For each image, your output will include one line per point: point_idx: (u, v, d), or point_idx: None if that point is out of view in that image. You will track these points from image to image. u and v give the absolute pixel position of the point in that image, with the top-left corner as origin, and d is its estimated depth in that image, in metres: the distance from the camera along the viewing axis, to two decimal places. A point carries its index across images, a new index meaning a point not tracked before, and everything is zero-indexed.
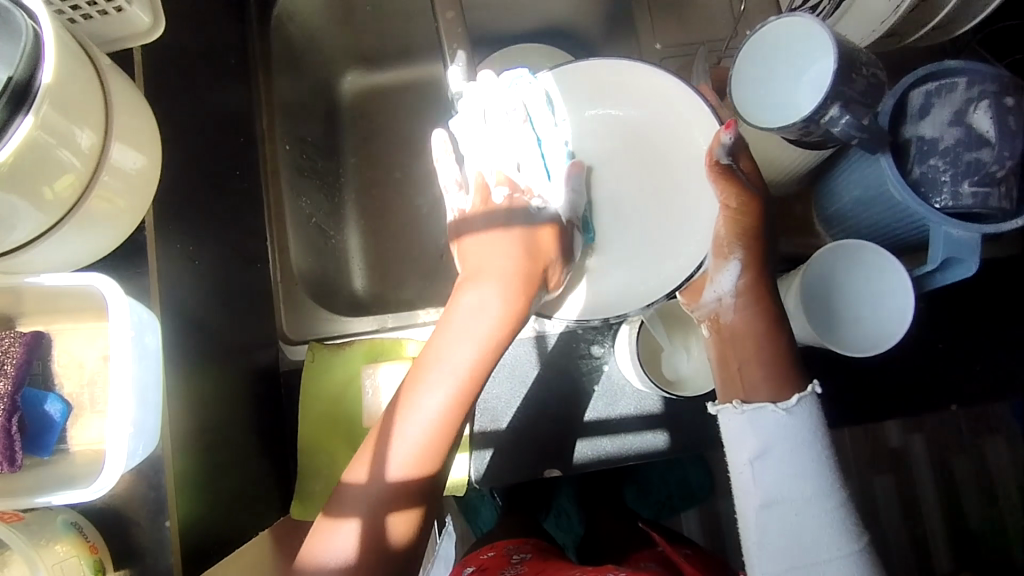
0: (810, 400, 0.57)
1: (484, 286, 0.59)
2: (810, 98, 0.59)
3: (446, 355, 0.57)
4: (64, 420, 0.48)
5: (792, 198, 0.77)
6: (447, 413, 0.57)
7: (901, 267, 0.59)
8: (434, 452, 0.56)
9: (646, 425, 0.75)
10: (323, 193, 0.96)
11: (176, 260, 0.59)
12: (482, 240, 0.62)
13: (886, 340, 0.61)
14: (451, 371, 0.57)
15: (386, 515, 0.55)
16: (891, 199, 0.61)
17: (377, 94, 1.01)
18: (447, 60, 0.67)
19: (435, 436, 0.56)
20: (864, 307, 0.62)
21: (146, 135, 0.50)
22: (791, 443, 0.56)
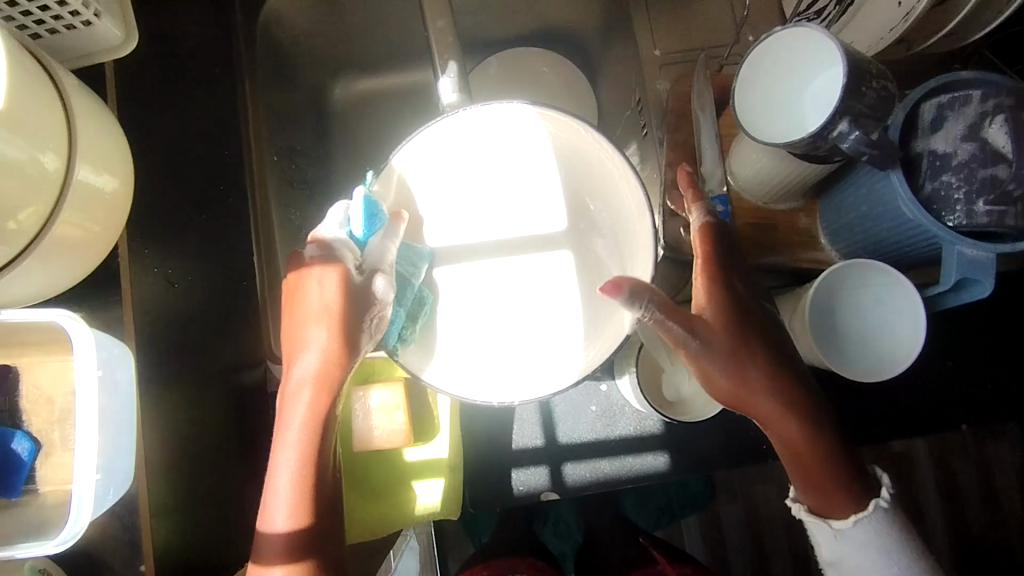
0: (881, 518, 0.55)
1: (292, 355, 0.55)
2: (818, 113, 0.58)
3: (321, 415, 0.54)
4: (31, 460, 0.46)
5: (797, 210, 0.74)
6: (299, 465, 0.53)
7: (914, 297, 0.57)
8: (301, 505, 0.54)
9: (646, 446, 0.73)
10: (314, 203, 0.93)
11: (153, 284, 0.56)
12: (320, 292, 0.55)
13: (898, 366, 0.59)
14: (297, 419, 0.54)
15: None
16: (902, 215, 0.59)
17: (369, 101, 0.99)
18: (437, 71, 0.64)
19: (297, 491, 0.53)
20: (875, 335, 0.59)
21: (117, 157, 0.47)
22: (866, 560, 0.56)
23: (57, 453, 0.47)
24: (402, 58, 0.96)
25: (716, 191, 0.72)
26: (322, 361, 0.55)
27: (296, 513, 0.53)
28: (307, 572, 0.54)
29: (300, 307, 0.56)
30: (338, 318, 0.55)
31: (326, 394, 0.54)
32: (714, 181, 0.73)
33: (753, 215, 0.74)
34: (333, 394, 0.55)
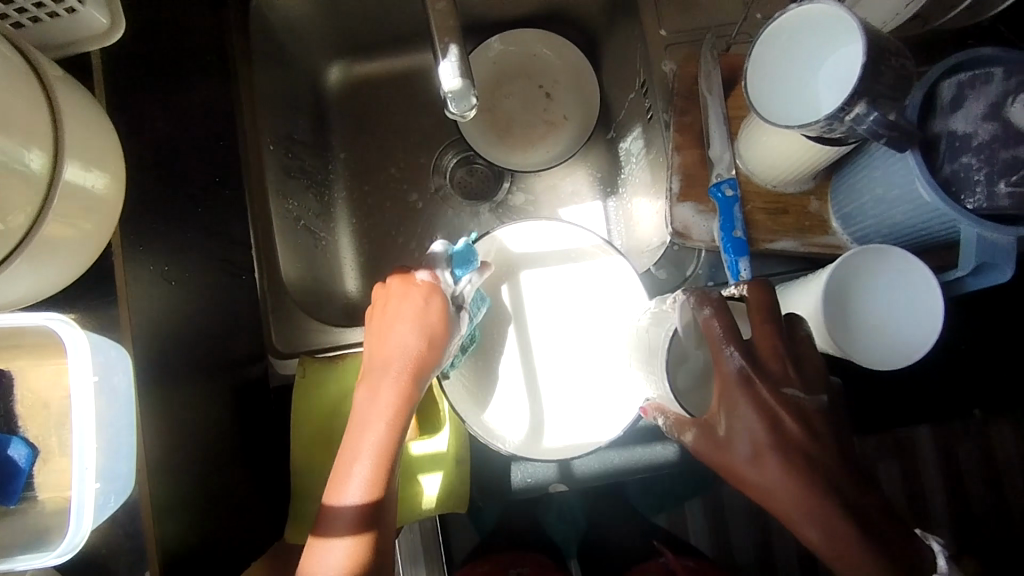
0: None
1: (395, 342, 0.62)
2: (834, 97, 0.56)
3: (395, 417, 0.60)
4: (29, 466, 0.45)
5: (809, 193, 0.72)
6: (386, 442, 0.59)
7: (929, 284, 0.56)
8: (378, 480, 0.58)
9: (656, 437, 0.72)
10: (312, 193, 0.92)
11: (149, 282, 0.54)
12: (418, 292, 0.63)
13: (907, 355, 0.57)
14: (381, 407, 0.60)
15: (346, 545, 0.57)
16: (919, 198, 0.57)
17: (366, 87, 0.96)
18: (439, 55, 0.62)
19: (376, 464, 0.58)
20: (885, 326, 0.57)
21: (108, 150, 0.45)
22: None
23: (55, 458, 0.46)
24: (399, 42, 0.94)
25: (723, 176, 0.72)
26: (404, 375, 0.61)
27: (360, 511, 0.57)
28: (366, 547, 0.57)
29: (388, 325, 0.63)
30: (427, 338, 0.62)
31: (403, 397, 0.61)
32: (722, 166, 0.73)
33: (762, 200, 0.72)
34: (407, 397, 0.61)
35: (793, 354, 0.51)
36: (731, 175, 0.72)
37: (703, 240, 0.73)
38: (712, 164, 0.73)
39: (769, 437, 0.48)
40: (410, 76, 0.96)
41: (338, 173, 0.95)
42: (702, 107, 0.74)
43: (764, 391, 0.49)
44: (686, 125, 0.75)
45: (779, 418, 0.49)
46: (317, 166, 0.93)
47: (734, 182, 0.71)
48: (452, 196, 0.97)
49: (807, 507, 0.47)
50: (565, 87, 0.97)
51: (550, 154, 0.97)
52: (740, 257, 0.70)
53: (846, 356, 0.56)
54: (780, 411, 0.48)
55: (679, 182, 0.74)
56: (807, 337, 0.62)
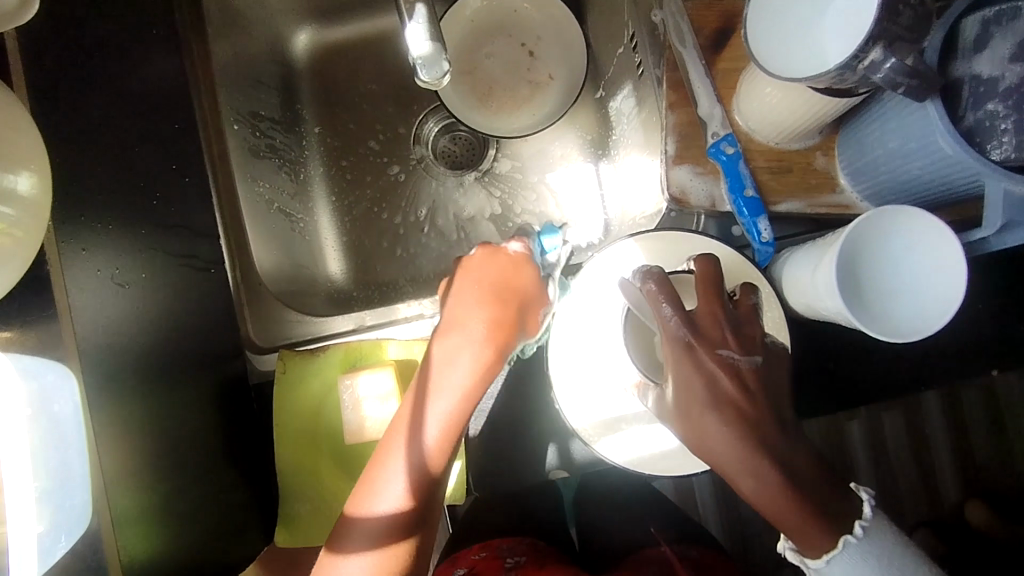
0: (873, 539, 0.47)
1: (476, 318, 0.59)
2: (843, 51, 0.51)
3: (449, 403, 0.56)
4: None
5: (813, 148, 0.67)
6: (455, 412, 0.57)
7: (945, 257, 0.51)
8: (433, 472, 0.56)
9: None
10: (285, 171, 0.86)
11: (91, 289, 0.50)
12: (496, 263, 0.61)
13: (917, 329, 0.52)
14: (446, 392, 0.57)
15: (373, 556, 0.54)
16: (939, 150, 0.52)
17: (334, 56, 0.90)
18: (404, 16, 0.56)
19: (439, 442, 0.56)
20: (893, 302, 0.53)
21: (32, 143, 0.40)
22: None
23: None
24: (366, 2, 0.87)
25: (719, 134, 0.67)
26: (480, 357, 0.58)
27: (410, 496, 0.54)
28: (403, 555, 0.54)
29: (467, 287, 0.60)
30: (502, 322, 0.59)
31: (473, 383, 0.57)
32: (715, 123, 0.67)
33: (765, 159, 0.67)
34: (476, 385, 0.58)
35: (735, 321, 0.51)
36: (727, 132, 0.67)
37: (703, 206, 0.68)
38: (705, 123, 0.67)
39: (704, 395, 0.49)
40: (381, 41, 0.89)
41: (312, 149, 0.89)
42: (692, 61, 0.68)
43: (704, 354, 0.49)
44: (680, 79, 0.69)
45: (717, 369, 0.49)
46: (289, 143, 0.87)
47: (734, 139, 0.66)
48: (435, 165, 0.91)
49: (747, 466, 0.47)
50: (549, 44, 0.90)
51: (535, 119, 0.91)
52: (757, 217, 0.65)
53: (860, 327, 0.52)
54: (719, 360, 0.49)
55: (675, 143, 0.68)
56: (819, 306, 0.58)
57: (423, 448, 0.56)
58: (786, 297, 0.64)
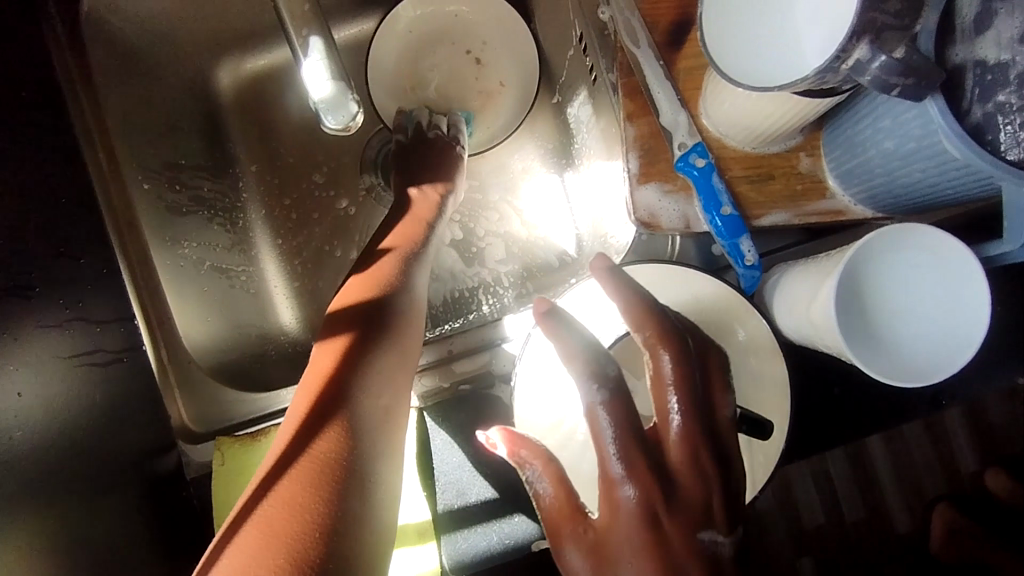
0: None
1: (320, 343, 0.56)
2: (820, 53, 0.43)
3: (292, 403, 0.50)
4: None
5: (796, 149, 0.59)
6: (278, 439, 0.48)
7: (968, 284, 0.44)
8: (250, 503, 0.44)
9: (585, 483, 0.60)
10: (216, 224, 0.76)
11: None
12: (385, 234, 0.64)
13: (930, 371, 0.44)
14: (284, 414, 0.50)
15: None
16: (943, 153, 0.44)
17: (260, 86, 0.80)
18: (301, 53, 0.47)
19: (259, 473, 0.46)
20: (898, 338, 0.45)
21: None
22: None
23: None
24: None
25: (687, 144, 0.58)
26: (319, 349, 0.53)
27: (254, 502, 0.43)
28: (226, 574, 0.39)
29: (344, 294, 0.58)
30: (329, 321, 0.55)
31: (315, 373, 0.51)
32: (682, 132, 0.58)
33: (740, 167, 0.59)
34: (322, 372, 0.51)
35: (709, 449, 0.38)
36: (696, 141, 0.58)
37: (676, 227, 0.60)
38: (668, 132, 0.59)
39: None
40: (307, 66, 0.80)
41: (251, 193, 0.79)
42: (650, 62, 0.60)
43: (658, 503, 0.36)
44: (639, 85, 0.60)
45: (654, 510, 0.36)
46: (222, 189, 0.78)
47: (704, 148, 0.58)
48: (386, 194, 0.80)
49: None
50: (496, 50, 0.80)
51: (486, 135, 0.82)
52: (738, 239, 0.57)
53: (868, 371, 0.44)
54: (652, 497, 0.36)
55: (638, 159, 0.60)
56: (817, 342, 0.51)
57: (267, 461, 0.47)
58: (779, 324, 0.57)
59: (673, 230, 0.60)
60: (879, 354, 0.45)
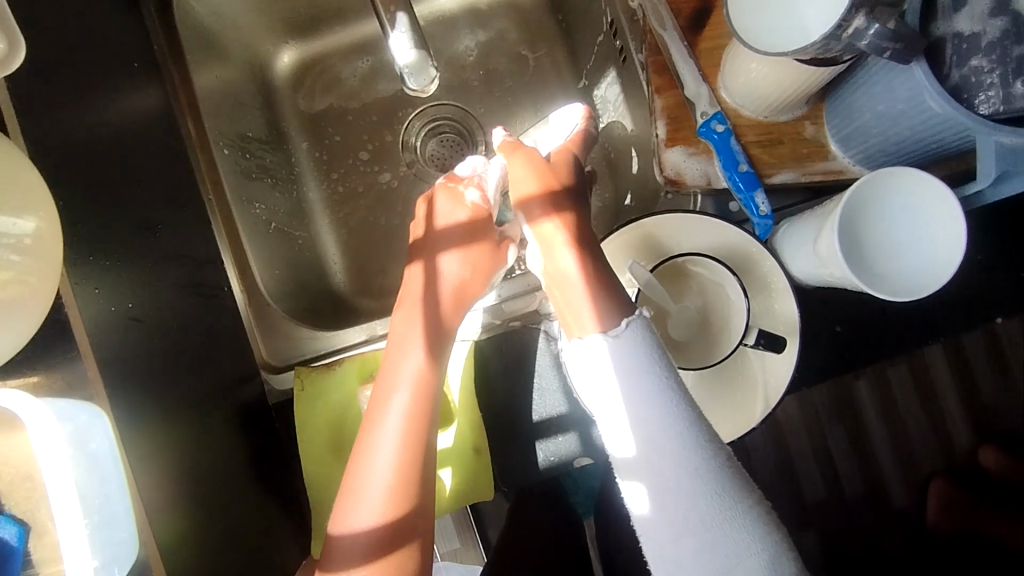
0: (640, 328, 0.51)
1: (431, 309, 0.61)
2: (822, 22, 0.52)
3: (424, 373, 0.58)
4: (23, 543, 0.42)
5: (802, 118, 0.67)
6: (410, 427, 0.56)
7: (944, 214, 0.52)
8: (402, 488, 0.55)
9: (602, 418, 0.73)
10: (278, 190, 0.84)
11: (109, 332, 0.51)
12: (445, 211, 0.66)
13: (915, 288, 0.54)
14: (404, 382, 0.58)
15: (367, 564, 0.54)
16: (927, 110, 0.53)
17: (316, 68, 0.88)
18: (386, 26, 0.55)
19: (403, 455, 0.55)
20: (889, 261, 0.54)
21: (37, 188, 0.41)
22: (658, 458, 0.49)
23: (51, 532, 0.42)
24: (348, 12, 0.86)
25: (708, 113, 0.67)
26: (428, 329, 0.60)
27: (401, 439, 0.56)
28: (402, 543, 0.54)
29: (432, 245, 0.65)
30: (427, 305, 0.62)
31: (432, 357, 0.59)
32: (703, 103, 0.68)
33: (754, 133, 0.68)
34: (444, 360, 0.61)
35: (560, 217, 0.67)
36: (716, 111, 0.67)
37: (698, 183, 0.69)
38: (692, 102, 0.68)
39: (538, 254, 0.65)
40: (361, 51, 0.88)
41: (304, 164, 0.87)
42: (677, 43, 0.68)
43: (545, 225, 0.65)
44: (667, 63, 0.69)
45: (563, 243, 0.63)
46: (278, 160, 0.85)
47: (723, 116, 0.67)
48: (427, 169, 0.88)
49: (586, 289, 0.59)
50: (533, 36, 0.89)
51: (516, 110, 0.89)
52: (753, 192, 0.66)
53: (866, 290, 0.53)
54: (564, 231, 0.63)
55: (665, 126, 0.69)
56: (822, 272, 0.60)
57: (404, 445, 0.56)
58: (791, 266, 0.66)
59: (691, 188, 0.69)
60: (873, 275, 0.54)
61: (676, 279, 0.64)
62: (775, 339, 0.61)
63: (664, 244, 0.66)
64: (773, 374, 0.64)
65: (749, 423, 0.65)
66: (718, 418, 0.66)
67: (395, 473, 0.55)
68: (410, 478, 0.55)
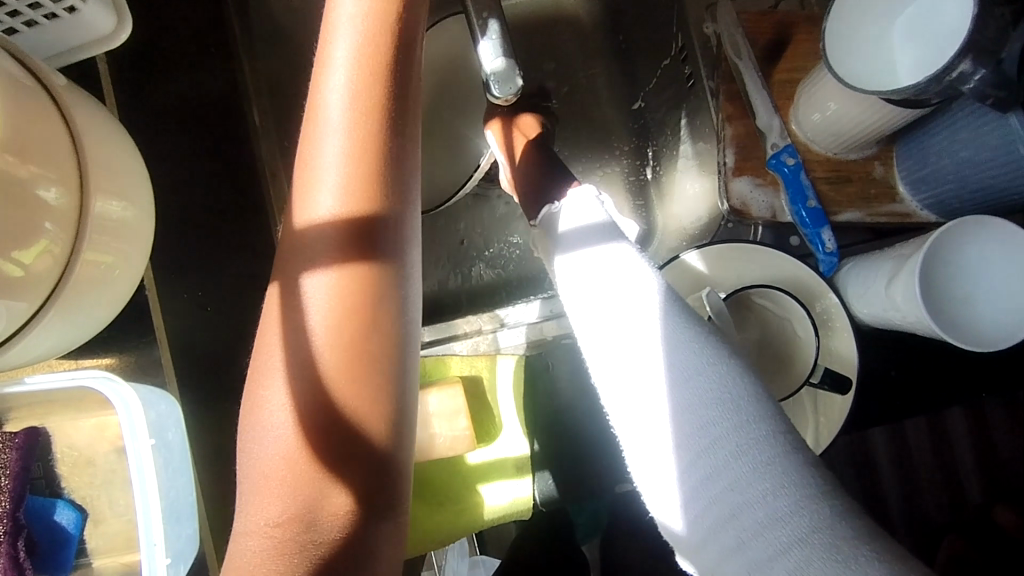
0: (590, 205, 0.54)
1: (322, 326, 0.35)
2: (915, 72, 0.53)
3: (311, 402, 0.34)
4: (79, 531, 0.40)
5: (872, 158, 0.67)
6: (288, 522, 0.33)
7: None
8: None
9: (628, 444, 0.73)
10: None
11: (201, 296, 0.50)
12: (347, 95, 0.36)
13: (987, 341, 0.53)
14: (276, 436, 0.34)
15: None
16: (1016, 161, 0.52)
17: None
18: (476, 32, 0.55)
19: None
20: (965, 307, 0.54)
21: (131, 164, 0.40)
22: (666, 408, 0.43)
23: (108, 520, 0.41)
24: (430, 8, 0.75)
25: (779, 145, 0.66)
26: (333, 339, 0.34)
27: (270, 473, 0.34)
28: None
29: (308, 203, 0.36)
30: (338, 311, 0.34)
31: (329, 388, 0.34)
32: (775, 134, 0.67)
33: (822, 169, 0.67)
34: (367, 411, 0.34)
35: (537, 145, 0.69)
36: (787, 143, 0.66)
37: (763, 216, 0.68)
38: (762, 134, 0.67)
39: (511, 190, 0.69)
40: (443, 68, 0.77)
41: None
42: (751, 71, 0.67)
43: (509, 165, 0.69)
44: (740, 92, 0.68)
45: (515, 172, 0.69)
46: None
47: (794, 150, 0.66)
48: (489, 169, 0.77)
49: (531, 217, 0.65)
50: (607, 49, 0.81)
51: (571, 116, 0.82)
52: (820, 228, 0.66)
53: (942, 337, 0.52)
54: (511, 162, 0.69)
55: (734, 155, 0.68)
56: (889, 313, 0.59)
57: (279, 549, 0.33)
58: (854, 303, 0.65)
59: (752, 219, 0.68)
60: (950, 321, 0.53)
61: (738, 308, 0.63)
62: (841, 380, 0.61)
63: (729, 273, 0.65)
64: (829, 415, 0.62)
65: None
66: None
67: (273, 489, 0.34)
68: None
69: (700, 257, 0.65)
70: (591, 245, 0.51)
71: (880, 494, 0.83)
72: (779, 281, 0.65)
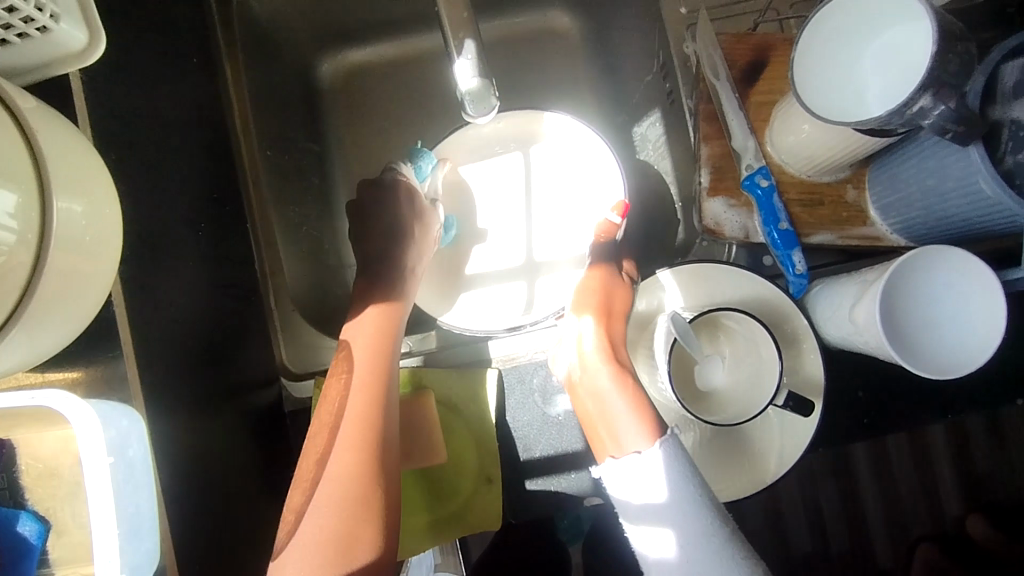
0: (671, 442, 0.54)
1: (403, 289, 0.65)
2: (881, 103, 0.54)
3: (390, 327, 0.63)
4: (42, 542, 0.41)
5: (844, 181, 0.68)
6: (355, 431, 0.55)
7: (986, 301, 0.53)
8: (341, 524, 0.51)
9: (570, 465, 0.70)
10: (312, 194, 0.75)
11: (172, 307, 0.51)
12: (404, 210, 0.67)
13: (946, 369, 0.54)
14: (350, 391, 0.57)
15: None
16: (976, 192, 0.54)
17: (362, 77, 0.78)
18: (452, 51, 0.55)
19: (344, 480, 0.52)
20: (925, 336, 0.55)
21: (95, 182, 0.40)
22: (684, 540, 0.51)
23: (69, 531, 0.42)
24: (414, 20, 0.76)
25: (753, 166, 0.67)
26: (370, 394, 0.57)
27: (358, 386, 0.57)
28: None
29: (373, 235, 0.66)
30: (377, 354, 0.59)
31: (366, 423, 0.55)
32: (750, 156, 0.67)
33: (796, 191, 0.68)
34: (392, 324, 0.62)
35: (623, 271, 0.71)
36: (761, 164, 0.67)
37: (736, 236, 0.69)
38: (737, 155, 0.68)
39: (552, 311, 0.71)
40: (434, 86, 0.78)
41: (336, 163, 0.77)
42: (728, 92, 0.68)
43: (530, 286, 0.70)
44: (716, 113, 0.69)
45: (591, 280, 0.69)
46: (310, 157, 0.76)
47: (768, 171, 0.67)
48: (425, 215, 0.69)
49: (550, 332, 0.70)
50: (593, 64, 0.82)
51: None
52: (791, 250, 0.67)
53: (902, 364, 0.53)
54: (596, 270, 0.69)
55: (709, 175, 0.69)
56: (855, 338, 0.60)
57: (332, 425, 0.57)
58: (821, 325, 0.66)
59: (726, 239, 0.69)
60: (911, 350, 0.54)
61: (708, 329, 0.64)
62: (804, 402, 0.61)
63: (700, 293, 0.66)
64: (791, 436, 0.63)
65: (763, 483, 0.64)
66: (735, 472, 0.64)
67: (359, 384, 0.58)
68: (361, 492, 0.53)
69: (669, 274, 0.66)
70: (633, 476, 0.54)
71: (853, 508, 0.84)
72: (750, 302, 0.65)
